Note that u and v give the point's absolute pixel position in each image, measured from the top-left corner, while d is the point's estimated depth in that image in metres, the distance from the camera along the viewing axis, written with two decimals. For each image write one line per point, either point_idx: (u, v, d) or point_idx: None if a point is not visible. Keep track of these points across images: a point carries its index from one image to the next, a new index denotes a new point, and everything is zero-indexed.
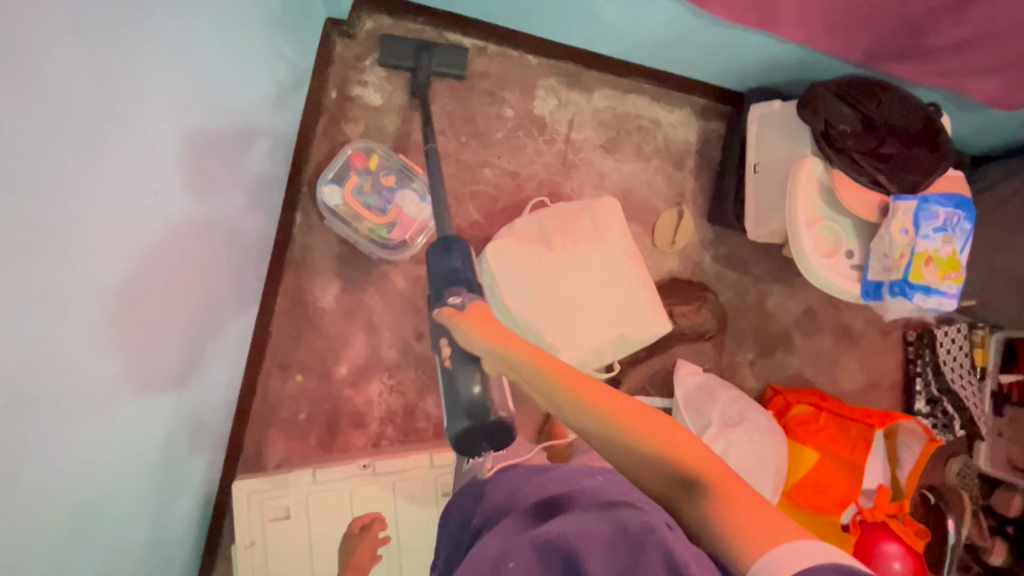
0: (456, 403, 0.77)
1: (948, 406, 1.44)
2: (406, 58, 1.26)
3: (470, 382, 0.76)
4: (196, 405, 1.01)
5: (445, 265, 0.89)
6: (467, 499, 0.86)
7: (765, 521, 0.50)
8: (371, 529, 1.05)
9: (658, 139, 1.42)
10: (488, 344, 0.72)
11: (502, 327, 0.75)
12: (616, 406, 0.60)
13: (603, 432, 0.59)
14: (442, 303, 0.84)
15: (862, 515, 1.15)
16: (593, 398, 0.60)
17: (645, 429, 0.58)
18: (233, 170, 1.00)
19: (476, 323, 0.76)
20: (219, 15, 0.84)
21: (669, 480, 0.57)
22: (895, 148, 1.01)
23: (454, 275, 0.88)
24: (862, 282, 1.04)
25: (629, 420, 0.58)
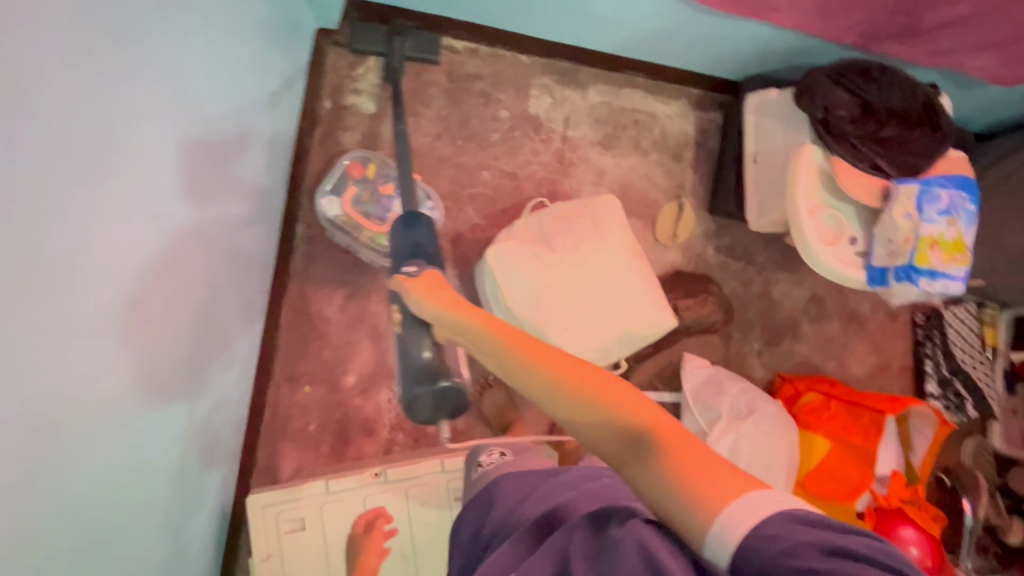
0: (409, 368, 0.77)
1: (960, 387, 1.42)
2: (377, 44, 1.25)
3: (420, 347, 0.77)
4: (207, 419, 1.02)
5: (401, 240, 0.88)
6: (478, 506, 0.88)
7: (718, 474, 0.47)
8: (375, 526, 1.07)
9: (655, 132, 1.42)
10: (438, 309, 0.72)
11: (454, 295, 0.75)
12: (564, 365, 0.57)
13: (549, 391, 0.56)
14: (398, 272, 0.83)
15: (877, 503, 1.14)
16: (536, 356, 0.58)
17: (590, 384, 0.54)
18: (229, 185, 1.00)
19: (434, 295, 0.75)
20: (207, 32, 0.84)
21: (620, 440, 0.52)
22: (895, 131, 1.00)
23: (410, 249, 0.86)
24: (868, 268, 1.02)
25: (573, 376, 0.55)
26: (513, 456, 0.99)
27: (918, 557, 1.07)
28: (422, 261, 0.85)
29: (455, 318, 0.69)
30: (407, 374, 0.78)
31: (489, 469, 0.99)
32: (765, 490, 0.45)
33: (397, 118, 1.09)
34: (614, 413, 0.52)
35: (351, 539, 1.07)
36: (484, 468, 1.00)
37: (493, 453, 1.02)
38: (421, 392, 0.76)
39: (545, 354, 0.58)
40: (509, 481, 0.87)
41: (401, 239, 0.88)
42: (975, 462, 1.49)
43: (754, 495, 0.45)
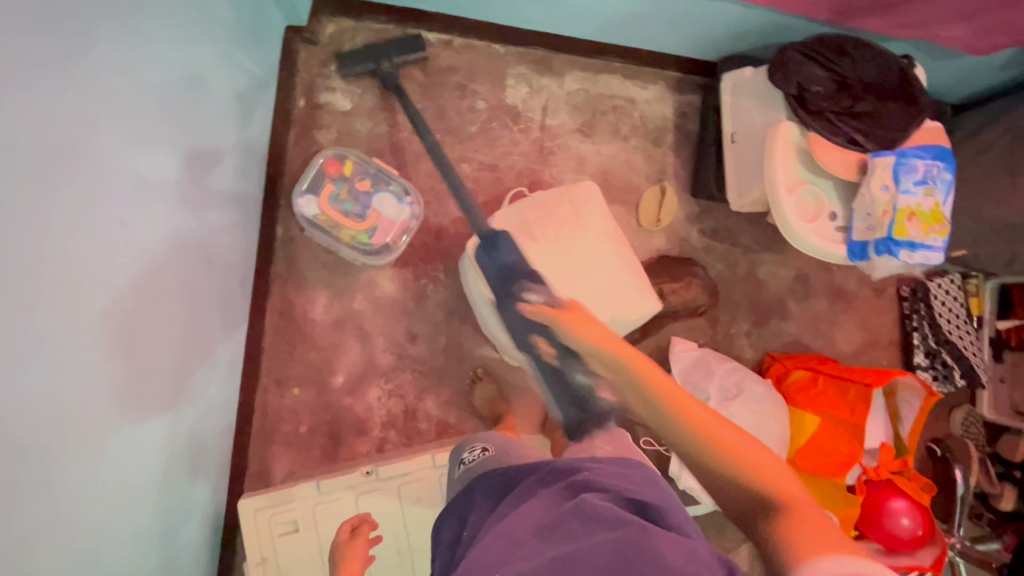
0: (564, 389, 0.96)
1: (947, 357, 1.43)
2: (366, 59, 1.24)
3: (574, 372, 0.92)
4: (194, 426, 1.01)
5: (498, 265, 1.00)
6: (462, 502, 0.89)
7: (825, 542, 0.55)
8: (360, 532, 1.05)
9: (635, 117, 1.41)
10: (587, 342, 0.80)
11: (600, 330, 0.82)
12: (714, 427, 0.67)
13: (693, 440, 0.66)
14: (519, 298, 0.96)
15: (867, 475, 1.15)
16: (685, 410, 0.68)
17: (732, 448, 0.65)
18: (203, 189, 0.98)
19: (587, 330, 0.81)
20: (170, 35, 0.82)
21: (749, 495, 0.63)
22: (871, 105, 0.99)
23: (518, 272, 0.99)
24: (847, 243, 1.03)
25: (719, 438, 0.66)
26: (495, 452, 1.01)
27: (910, 527, 1.10)
28: (532, 280, 0.97)
29: (604, 351, 0.77)
30: (564, 394, 0.96)
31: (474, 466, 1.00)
32: (864, 562, 0.52)
33: (422, 128, 1.11)
34: (747, 474, 0.64)
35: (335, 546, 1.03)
36: (466, 466, 1.01)
37: (475, 450, 1.02)
38: (574, 410, 0.96)
39: (698, 415, 0.68)
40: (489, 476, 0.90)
41: (496, 265, 0.99)
42: (965, 432, 1.50)
43: (851, 561, 0.52)
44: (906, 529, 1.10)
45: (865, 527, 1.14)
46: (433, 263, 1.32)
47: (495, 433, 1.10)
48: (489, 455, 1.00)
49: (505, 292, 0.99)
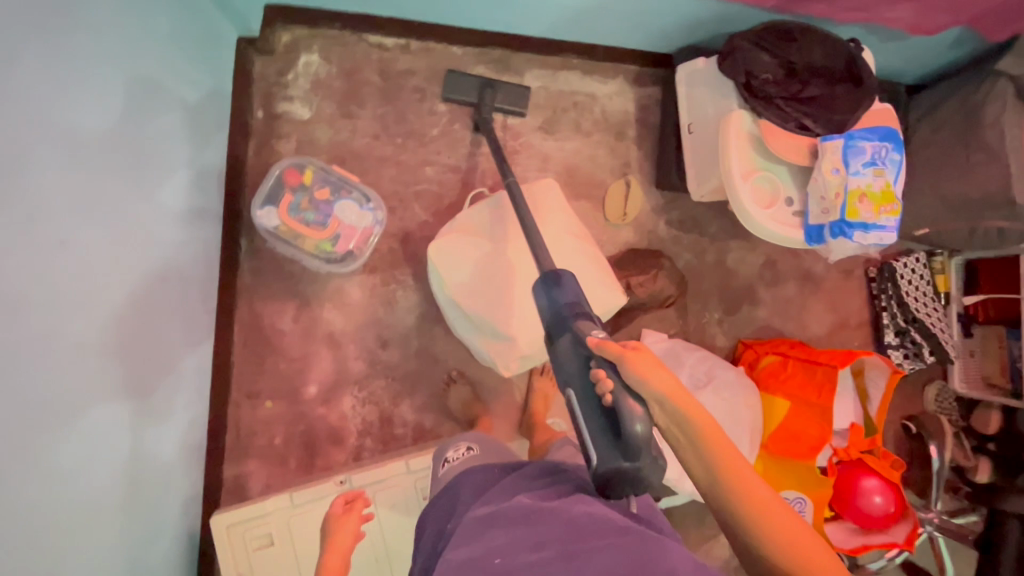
0: (617, 437, 0.71)
1: (916, 335, 1.44)
2: (468, 94, 1.31)
3: (633, 420, 0.69)
4: (159, 446, 0.99)
5: (550, 303, 0.86)
6: (444, 503, 0.94)
7: None
8: (353, 508, 1.03)
9: (596, 113, 1.41)
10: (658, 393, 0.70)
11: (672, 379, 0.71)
12: (760, 493, 0.67)
13: (742, 515, 0.66)
14: (581, 335, 0.81)
15: (838, 456, 1.16)
16: (744, 484, 0.67)
17: (781, 528, 0.65)
18: (154, 203, 0.96)
19: (649, 372, 0.70)
20: (104, 49, 0.80)
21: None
22: (820, 90, 1.01)
23: (575, 310, 0.84)
24: (805, 227, 1.03)
25: (773, 518, 0.65)
26: (479, 451, 1.05)
27: (881, 505, 1.11)
28: (595, 322, 0.83)
29: (676, 409, 0.69)
30: (613, 441, 0.72)
31: (456, 463, 1.03)
32: None
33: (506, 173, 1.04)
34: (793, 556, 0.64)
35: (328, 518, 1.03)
36: (451, 464, 1.04)
37: (460, 448, 1.06)
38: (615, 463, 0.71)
39: (746, 479, 0.67)
40: (466, 484, 0.93)
41: (553, 301, 0.86)
42: (939, 407, 1.53)
43: None
44: (877, 508, 1.12)
45: (840, 507, 1.15)
46: (400, 268, 1.31)
47: (482, 435, 1.13)
48: (473, 453, 1.05)
49: (559, 329, 0.83)
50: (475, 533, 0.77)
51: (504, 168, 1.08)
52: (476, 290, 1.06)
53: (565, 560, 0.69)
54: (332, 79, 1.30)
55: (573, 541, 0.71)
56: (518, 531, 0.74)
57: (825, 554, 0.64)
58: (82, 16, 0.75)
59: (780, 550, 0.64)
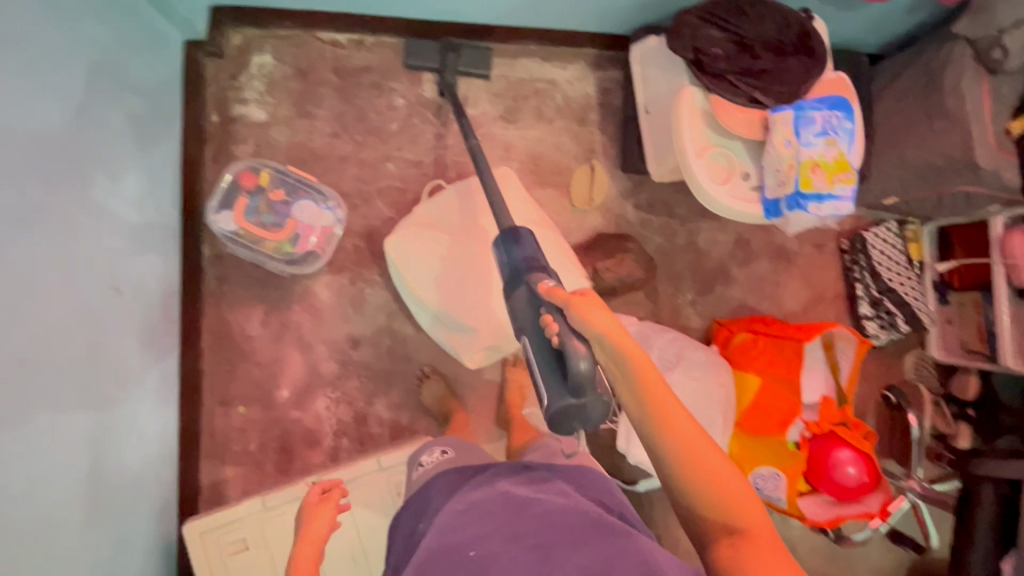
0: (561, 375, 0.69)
1: (890, 305, 1.44)
2: (432, 58, 1.30)
3: (576, 357, 0.67)
4: (122, 460, 0.98)
5: (507, 258, 0.85)
6: (418, 505, 0.93)
7: (767, 559, 0.62)
8: (331, 497, 1.01)
9: (557, 99, 1.39)
10: (599, 333, 0.68)
11: (611, 318, 0.70)
12: (692, 437, 0.66)
13: (672, 458, 0.65)
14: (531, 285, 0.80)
15: (811, 431, 1.16)
16: (676, 429, 0.66)
17: (708, 471, 0.65)
18: (100, 215, 0.94)
19: (590, 313, 0.69)
20: (33, 60, 0.77)
21: (708, 518, 0.65)
22: (770, 61, 0.99)
23: (531, 264, 0.82)
24: (763, 202, 1.02)
25: (701, 463, 0.65)
26: (454, 453, 1.02)
27: (855, 476, 1.12)
28: (550, 276, 0.82)
29: (614, 352, 0.68)
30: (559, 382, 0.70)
31: (430, 467, 1.00)
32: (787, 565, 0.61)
33: (469, 132, 1.03)
34: (716, 497, 0.64)
35: (304, 506, 0.99)
36: (425, 467, 1.01)
37: (433, 452, 1.03)
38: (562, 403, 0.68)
39: (679, 424, 0.66)
40: (445, 481, 0.93)
41: (509, 257, 0.84)
42: (918, 376, 1.53)
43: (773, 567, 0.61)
44: (851, 478, 1.13)
45: (815, 481, 1.16)
46: (367, 266, 1.30)
47: (453, 437, 1.09)
48: (447, 456, 1.01)
49: (514, 280, 0.82)
50: (450, 522, 0.76)
51: (467, 138, 1.06)
52: (441, 277, 1.05)
53: (540, 554, 0.68)
54: (286, 80, 1.29)
55: (548, 536, 0.70)
56: (493, 524, 0.73)
57: (749, 499, 0.65)
58: (17, 30, 0.74)
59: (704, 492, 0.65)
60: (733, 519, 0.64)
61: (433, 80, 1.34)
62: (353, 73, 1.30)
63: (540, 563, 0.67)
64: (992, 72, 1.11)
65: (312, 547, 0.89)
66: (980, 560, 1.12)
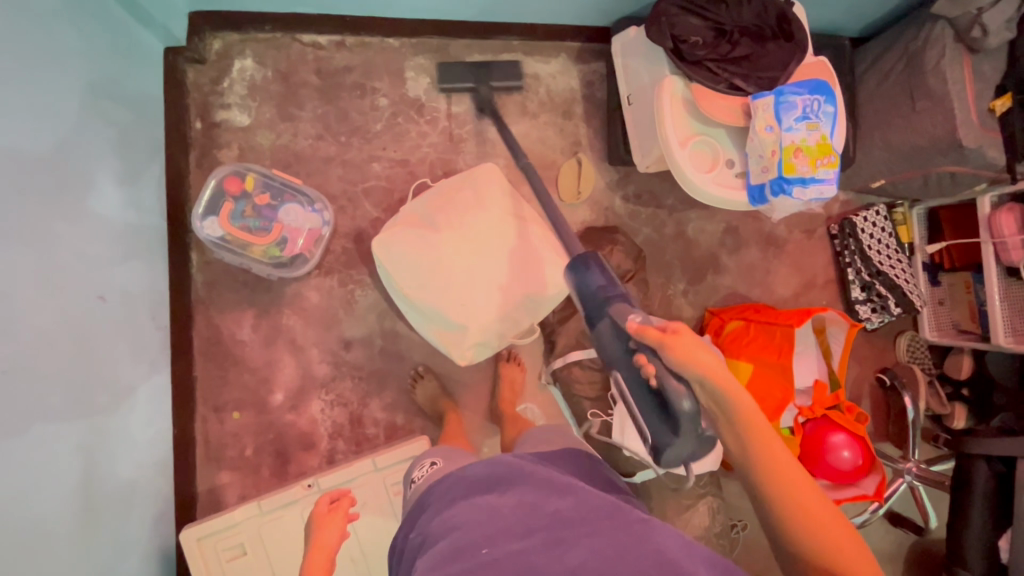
0: (671, 418, 0.76)
1: (881, 288, 1.43)
2: (465, 78, 1.31)
3: (679, 397, 0.74)
4: (113, 470, 0.98)
5: (585, 288, 0.88)
6: (410, 520, 0.91)
7: None
8: (339, 507, 0.98)
9: (541, 93, 1.39)
10: (703, 376, 0.71)
11: (716, 361, 0.71)
12: (793, 475, 0.69)
13: (773, 499, 0.69)
14: (619, 318, 0.81)
15: (804, 416, 1.16)
16: (780, 472, 0.69)
17: (811, 518, 0.67)
18: (81, 224, 0.93)
19: (692, 355, 0.71)
20: (6, 69, 0.76)
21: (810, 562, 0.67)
22: (750, 48, 0.99)
23: (608, 295, 0.85)
24: (747, 188, 1.02)
25: (804, 508, 0.67)
26: (443, 463, 1.01)
27: (850, 459, 1.13)
28: (632, 306, 0.83)
29: (719, 392, 0.71)
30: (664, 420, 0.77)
31: (422, 481, 0.99)
32: None
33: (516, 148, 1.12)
34: (818, 542, 0.66)
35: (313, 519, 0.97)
36: (417, 482, 1.00)
37: (424, 466, 1.02)
38: (669, 442, 0.78)
39: (779, 460, 0.69)
40: (435, 488, 0.90)
41: (586, 288, 0.87)
42: (911, 357, 1.51)
43: None
44: (846, 462, 1.13)
45: (811, 466, 1.16)
46: (356, 267, 1.30)
47: (444, 446, 1.08)
48: (438, 466, 1.00)
49: (596, 314, 0.85)
50: (457, 523, 0.74)
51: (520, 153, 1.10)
52: (433, 267, 1.04)
53: (553, 546, 0.67)
54: (268, 83, 1.28)
55: (559, 529, 0.69)
56: (499, 521, 0.72)
57: (854, 548, 0.66)
58: None
59: (802, 532, 0.67)
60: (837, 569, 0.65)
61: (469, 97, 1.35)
62: (335, 74, 1.30)
63: (553, 554, 0.66)
64: (974, 50, 1.11)
65: (325, 558, 0.89)
66: (980, 540, 1.12)
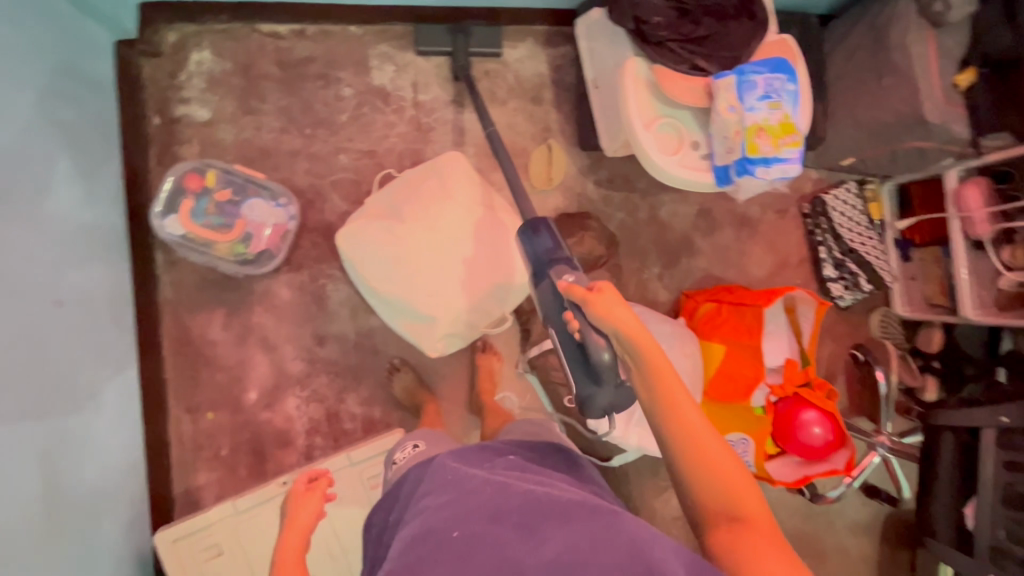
0: (587, 368, 0.79)
1: (853, 265, 1.46)
2: (444, 43, 1.30)
3: (599, 349, 0.77)
4: (77, 475, 0.96)
5: (530, 250, 0.89)
6: (388, 505, 0.90)
7: (760, 552, 0.66)
8: (318, 484, 0.99)
9: (510, 79, 1.37)
10: (616, 330, 0.73)
11: (631, 315, 0.73)
12: (696, 429, 0.70)
13: (677, 448, 0.70)
14: (553, 278, 0.84)
15: (775, 395, 1.19)
16: (686, 423, 0.70)
17: (711, 465, 0.69)
18: (32, 225, 0.90)
19: (610, 313, 0.73)
20: None
21: (709, 505, 0.69)
22: (712, 27, 0.98)
23: (552, 257, 0.87)
24: (713, 169, 1.02)
25: (705, 455, 0.69)
26: (425, 446, 1.00)
27: (821, 436, 1.14)
28: (571, 267, 0.86)
29: (629, 345, 0.72)
30: (582, 369, 0.81)
31: (403, 463, 0.99)
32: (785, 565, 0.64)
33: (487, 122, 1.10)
34: (717, 487, 0.68)
35: (290, 499, 0.97)
36: (398, 465, 0.99)
37: (405, 448, 1.01)
38: (594, 393, 0.80)
39: (687, 417, 0.70)
40: (414, 473, 0.89)
41: (532, 250, 0.89)
42: (884, 333, 1.52)
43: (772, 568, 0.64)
44: (817, 438, 1.15)
45: (784, 444, 1.17)
46: (327, 262, 1.28)
47: (426, 429, 1.07)
48: (419, 450, 0.99)
49: (538, 274, 0.87)
50: (432, 509, 0.72)
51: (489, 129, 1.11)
52: (400, 259, 1.03)
53: (527, 535, 0.66)
54: (227, 76, 1.25)
55: (534, 516, 0.68)
56: (474, 505, 0.70)
57: (749, 490, 0.69)
58: None
59: (702, 478, 0.69)
60: (734, 511, 0.68)
61: (446, 63, 1.33)
62: (295, 65, 1.27)
63: (528, 544, 0.65)
64: (935, 25, 1.10)
65: (299, 535, 0.88)
66: (944, 513, 1.15)
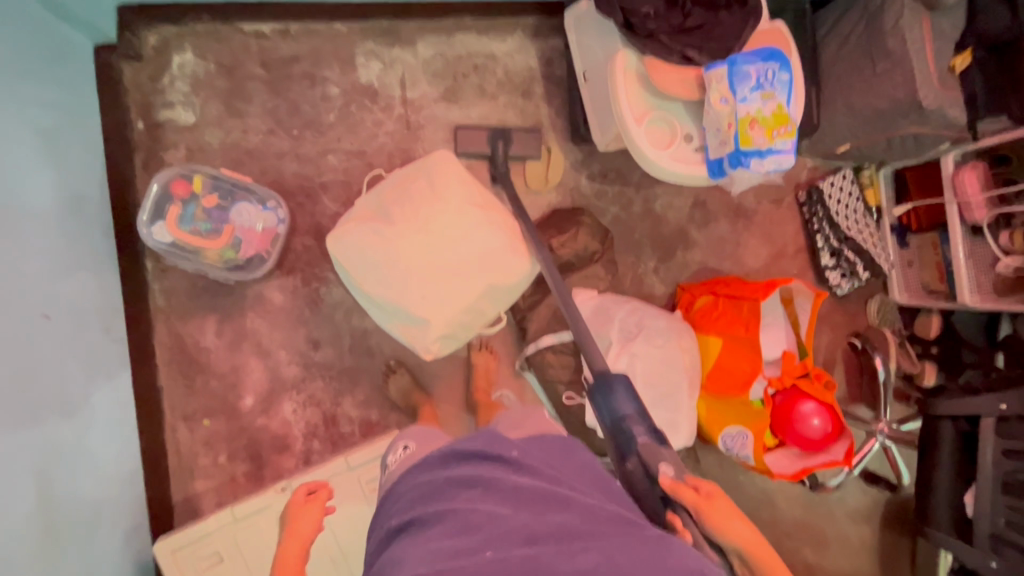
0: None
1: (850, 254, 1.43)
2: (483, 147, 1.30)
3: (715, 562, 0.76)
4: (74, 485, 0.96)
5: (609, 410, 0.89)
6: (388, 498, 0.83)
7: None
8: (317, 496, 0.95)
9: (499, 73, 1.34)
10: (736, 544, 0.76)
11: (746, 525, 0.76)
12: None
13: None
14: (647, 462, 0.80)
15: (773, 387, 1.18)
16: None
17: None
18: (19, 234, 0.89)
19: (729, 526, 0.75)
20: None
21: None
22: (702, 17, 0.96)
23: (635, 427, 0.86)
24: (707, 163, 1.00)
25: None
26: (415, 446, 0.98)
27: (819, 426, 1.15)
28: (661, 446, 0.83)
29: (745, 554, 0.76)
30: None
31: (394, 467, 0.98)
32: None
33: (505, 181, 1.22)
34: None
35: (290, 508, 0.94)
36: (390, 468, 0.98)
37: (397, 449, 1.00)
38: None
39: None
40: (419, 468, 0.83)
41: (610, 412, 0.89)
42: (882, 320, 1.52)
43: None
44: (815, 429, 1.16)
45: (782, 434, 1.19)
46: (319, 265, 1.27)
47: (420, 426, 1.07)
48: (410, 451, 0.98)
49: (624, 451, 0.84)
50: (452, 520, 0.67)
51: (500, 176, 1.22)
52: (393, 264, 1.02)
53: (560, 550, 0.62)
54: (211, 78, 1.23)
55: (567, 530, 0.64)
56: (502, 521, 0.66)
57: None
58: None
59: None
60: None
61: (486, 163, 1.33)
62: (280, 65, 1.25)
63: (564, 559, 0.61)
64: (932, 9, 1.09)
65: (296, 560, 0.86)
66: (944, 502, 1.15)
